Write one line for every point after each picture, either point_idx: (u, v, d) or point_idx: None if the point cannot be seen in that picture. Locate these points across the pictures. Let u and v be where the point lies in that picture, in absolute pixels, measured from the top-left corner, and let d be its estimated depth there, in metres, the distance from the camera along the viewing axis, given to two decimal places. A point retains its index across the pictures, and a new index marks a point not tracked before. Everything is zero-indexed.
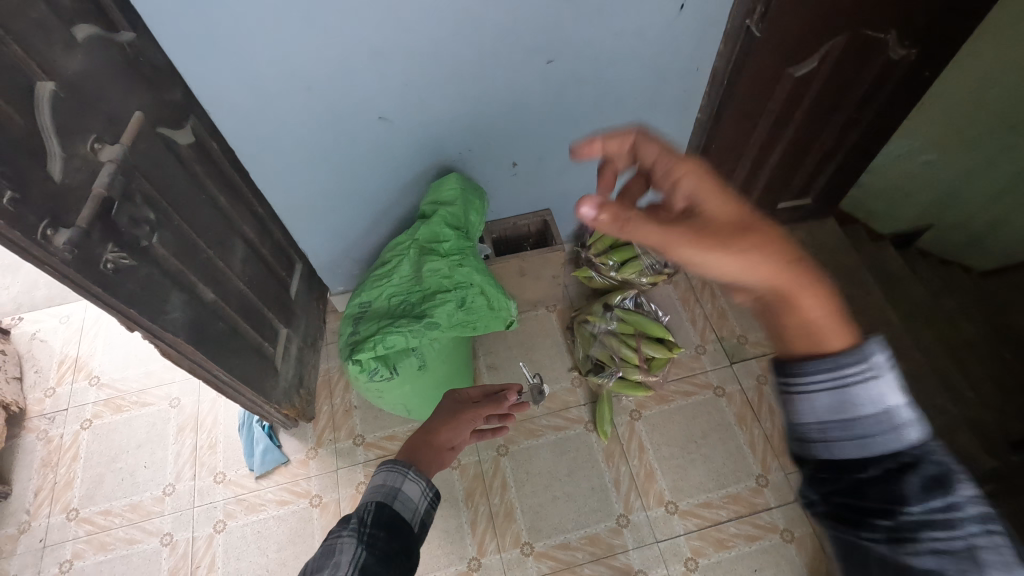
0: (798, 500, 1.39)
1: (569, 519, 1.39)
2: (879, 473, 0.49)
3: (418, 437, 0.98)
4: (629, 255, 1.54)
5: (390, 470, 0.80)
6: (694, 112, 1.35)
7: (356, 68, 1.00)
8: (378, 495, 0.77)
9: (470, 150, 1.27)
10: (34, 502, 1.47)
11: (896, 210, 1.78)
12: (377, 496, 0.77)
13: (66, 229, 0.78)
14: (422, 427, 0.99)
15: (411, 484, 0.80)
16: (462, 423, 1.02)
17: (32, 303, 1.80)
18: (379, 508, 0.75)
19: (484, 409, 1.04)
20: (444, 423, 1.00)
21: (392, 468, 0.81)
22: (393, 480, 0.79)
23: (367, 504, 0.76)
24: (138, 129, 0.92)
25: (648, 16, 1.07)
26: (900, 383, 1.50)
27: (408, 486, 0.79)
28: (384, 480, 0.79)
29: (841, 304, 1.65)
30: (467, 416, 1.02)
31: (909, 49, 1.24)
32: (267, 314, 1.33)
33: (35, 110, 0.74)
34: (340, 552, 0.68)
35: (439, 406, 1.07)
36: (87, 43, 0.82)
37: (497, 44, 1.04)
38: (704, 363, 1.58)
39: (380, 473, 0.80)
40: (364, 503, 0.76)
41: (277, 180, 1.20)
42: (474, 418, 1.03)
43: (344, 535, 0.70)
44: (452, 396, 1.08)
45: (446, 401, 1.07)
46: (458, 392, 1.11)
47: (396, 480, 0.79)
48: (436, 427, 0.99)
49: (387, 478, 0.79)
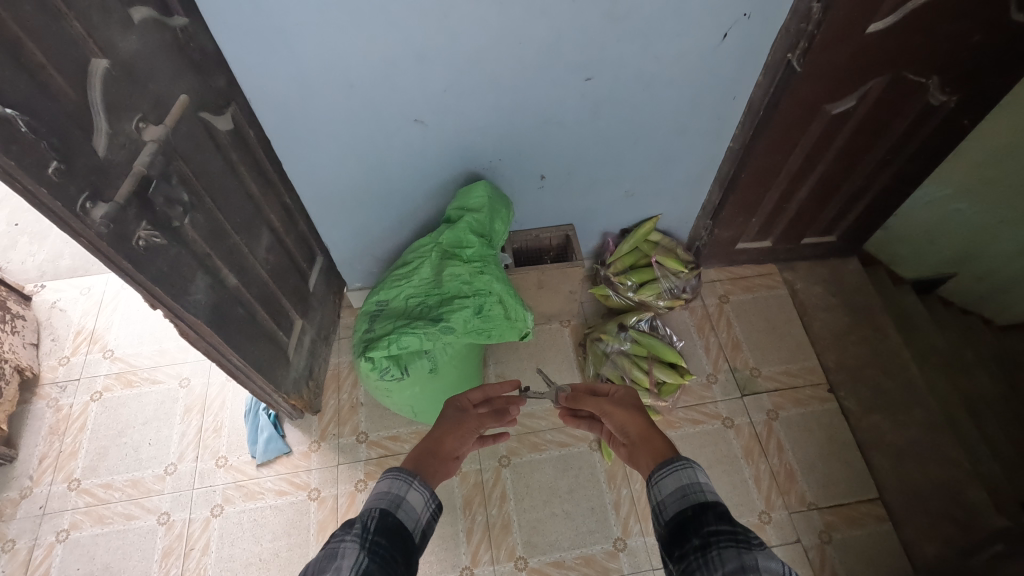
0: (800, 541, 1.36)
1: (566, 538, 1.37)
2: (735, 540, 0.65)
3: (426, 445, 0.96)
4: (648, 277, 1.56)
5: (395, 478, 0.81)
6: (725, 141, 1.35)
7: (398, 70, 1.02)
8: (382, 502, 0.77)
9: (501, 160, 1.28)
10: (38, 469, 1.48)
11: (921, 255, 1.76)
12: (381, 502, 0.77)
13: (104, 204, 0.79)
14: (429, 437, 0.97)
15: (415, 493, 0.81)
16: (466, 432, 1.01)
17: (54, 273, 1.82)
18: (382, 515, 0.75)
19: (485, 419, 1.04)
20: (450, 432, 0.99)
21: (397, 476, 0.81)
22: (398, 488, 0.80)
23: (371, 510, 0.75)
24: (182, 111, 0.94)
25: (691, 42, 1.08)
26: (912, 431, 1.48)
27: (413, 496, 0.80)
28: (388, 487, 0.80)
29: (858, 346, 1.63)
30: (472, 425, 1.02)
31: (948, 96, 1.23)
32: (285, 304, 1.34)
33: (88, 85, 0.76)
34: (344, 556, 0.67)
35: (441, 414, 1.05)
36: (143, 24, 0.84)
37: (539, 58, 1.05)
38: (714, 393, 1.57)
39: (386, 480, 0.80)
40: (368, 508, 0.76)
41: (308, 172, 1.21)
42: (476, 427, 1.03)
43: (347, 540, 0.69)
44: (453, 404, 1.06)
45: (447, 409, 1.05)
46: (458, 396, 1.09)
47: (402, 488, 0.80)
48: (442, 436, 0.98)
49: (392, 486, 0.80)
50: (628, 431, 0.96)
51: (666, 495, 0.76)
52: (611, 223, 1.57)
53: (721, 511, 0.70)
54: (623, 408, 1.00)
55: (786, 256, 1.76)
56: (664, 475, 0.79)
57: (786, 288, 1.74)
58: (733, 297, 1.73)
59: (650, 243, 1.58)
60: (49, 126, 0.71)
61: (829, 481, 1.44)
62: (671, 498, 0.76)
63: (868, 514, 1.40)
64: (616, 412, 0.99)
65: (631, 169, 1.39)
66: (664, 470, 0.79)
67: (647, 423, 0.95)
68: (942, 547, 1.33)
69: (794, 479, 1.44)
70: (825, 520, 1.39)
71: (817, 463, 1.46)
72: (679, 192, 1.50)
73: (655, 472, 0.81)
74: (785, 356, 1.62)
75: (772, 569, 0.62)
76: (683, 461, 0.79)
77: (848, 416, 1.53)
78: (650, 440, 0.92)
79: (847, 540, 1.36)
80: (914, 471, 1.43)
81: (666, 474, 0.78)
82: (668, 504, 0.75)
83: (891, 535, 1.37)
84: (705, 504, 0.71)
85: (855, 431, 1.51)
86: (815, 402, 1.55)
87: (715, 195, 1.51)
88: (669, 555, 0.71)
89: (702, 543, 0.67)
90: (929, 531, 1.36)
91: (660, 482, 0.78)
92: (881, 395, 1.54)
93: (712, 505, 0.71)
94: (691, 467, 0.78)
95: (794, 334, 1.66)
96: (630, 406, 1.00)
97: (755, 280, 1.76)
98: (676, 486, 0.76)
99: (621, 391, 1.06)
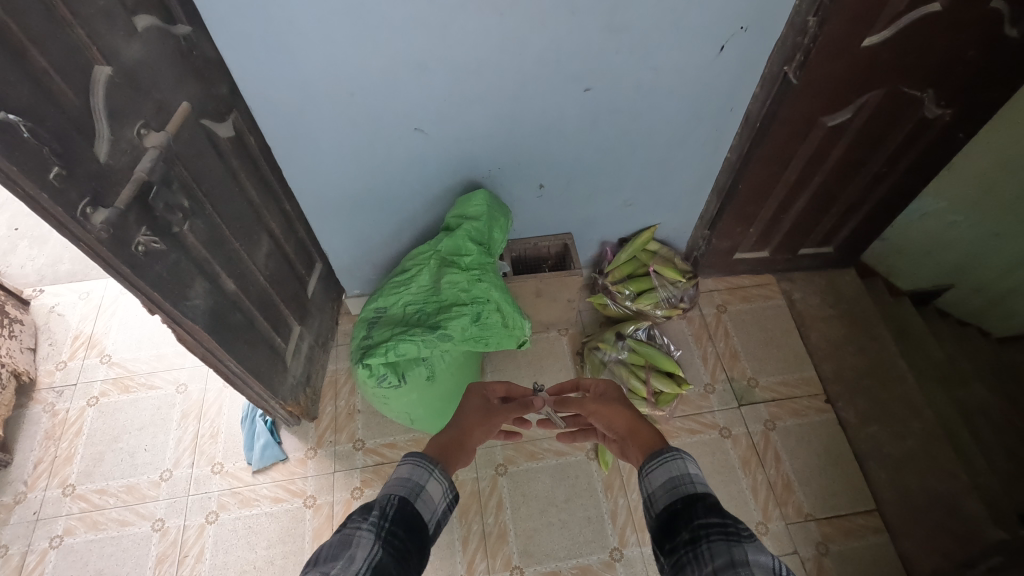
0: (797, 552, 1.36)
1: (562, 547, 1.37)
2: (722, 535, 0.64)
3: (452, 434, 0.96)
4: (645, 287, 1.57)
5: (417, 466, 0.81)
6: (723, 152, 1.37)
7: (398, 79, 1.03)
8: (401, 490, 0.77)
9: (500, 169, 1.29)
10: (32, 474, 1.48)
11: (918, 267, 1.78)
12: (400, 490, 0.77)
13: (105, 209, 0.80)
14: (457, 424, 0.98)
15: (434, 484, 0.81)
16: (489, 425, 1.01)
17: (53, 277, 1.83)
18: (400, 504, 0.75)
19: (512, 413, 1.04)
20: (477, 424, 1.00)
21: (419, 464, 0.81)
22: (418, 477, 0.80)
23: (390, 496, 0.75)
24: (184, 118, 0.94)
25: (689, 54, 1.09)
26: (909, 442, 1.48)
27: (431, 486, 0.80)
28: (409, 474, 0.80)
29: (855, 357, 1.63)
30: (497, 419, 1.02)
31: (943, 110, 1.25)
32: (283, 310, 1.35)
33: (91, 92, 0.76)
34: (358, 545, 0.67)
35: (462, 400, 1.05)
36: (146, 32, 0.85)
37: (538, 69, 1.06)
38: (712, 402, 1.57)
39: (407, 467, 0.80)
40: (387, 494, 0.76)
41: (309, 179, 1.22)
42: (500, 421, 1.03)
43: (363, 527, 0.69)
44: (481, 394, 1.05)
45: (472, 399, 1.05)
46: (486, 387, 1.08)
47: (422, 478, 0.79)
48: (468, 427, 0.98)
49: (412, 474, 0.80)
50: (616, 426, 0.96)
51: (657, 487, 0.77)
52: (609, 233, 1.58)
53: (711, 503, 0.69)
54: (608, 404, 0.99)
55: (784, 266, 1.76)
56: (654, 467, 0.79)
57: (783, 298, 1.75)
58: (730, 307, 1.73)
59: (648, 253, 1.59)
60: (51, 132, 0.71)
61: (826, 492, 1.43)
62: (662, 489, 0.76)
63: (866, 526, 1.39)
64: (601, 407, 0.99)
65: (629, 178, 1.39)
66: (654, 461, 0.80)
67: (633, 414, 0.95)
68: (940, 560, 1.33)
69: (791, 489, 1.44)
70: (823, 531, 1.38)
71: (814, 473, 1.46)
72: (677, 201, 1.51)
73: (646, 464, 0.81)
74: (783, 366, 1.63)
75: (762, 563, 0.61)
76: (673, 452, 0.79)
77: (845, 427, 1.53)
78: (636, 430, 0.92)
79: (844, 551, 1.36)
80: (910, 482, 1.43)
81: (656, 467, 0.78)
82: (659, 496, 0.76)
83: (887, 546, 1.37)
84: (694, 496, 0.71)
85: (852, 442, 1.50)
86: (813, 413, 1.55)
87: (713, 205, 1.52)
88: (660, 548, 0.71)
89: (691, 537, 0.67)
90: (927, 543, 1.35)
91: (651, 475, 0.79)
92: (878, 406, 1.54)
93: (702, 496, 0.71)
94: (682, 457, 0.78)
95: (792, 344, 1.67)
96: (614, 399, 0.99)
97: (753, 290, 1.76)
98: (666, 477, 0.77)
99: (602, 383, 1.04)
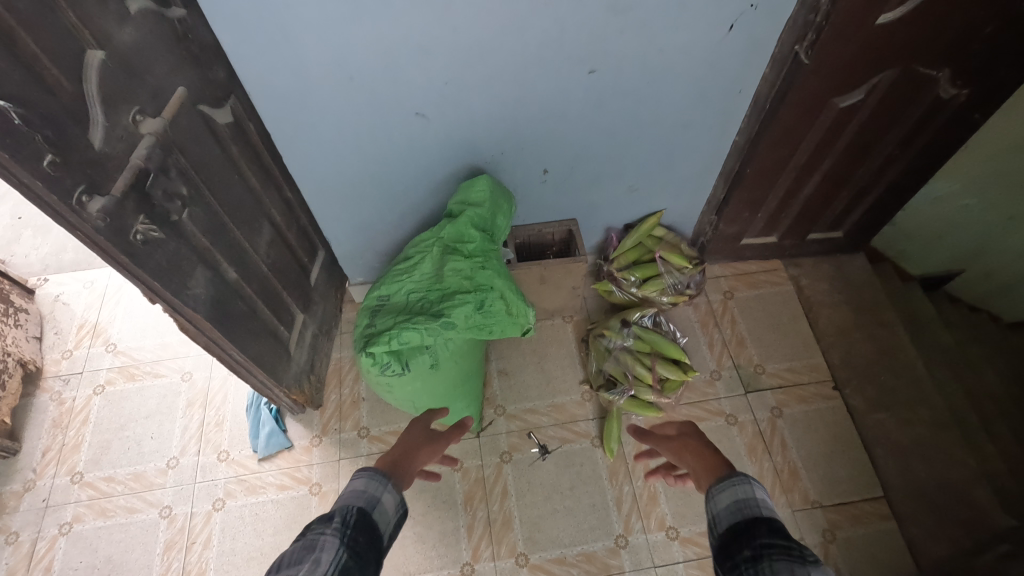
0: (804, 539, 1.35)
1: (567, 534, 1.37)
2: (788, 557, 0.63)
3: (395, 454, 0.94)
4: (651, 273, 1.54)
5: (372, 477, 0.80)
6: (732, 135, 1.34)
7: (400, 62, 1.00)
8: (359, 500, 0.77)
9: (503, 154, 1.26)
10: (41, 462, 1.49)
11: (930, 253, 1.75)
12: (358, 499, 0.77)
13: (101, 197, 0.79)
14: (399, 445, 0.96)
15: (390, 495, 0.80)
16: (435, 447, 0.99)
17: (57, 266, 1.83)
18: (359, 514, 0.74)
19: (454, 435, 1.04)
20: (423, 444, 0.98)
21: (375, 475, 0.81)
22: (375, 488, 0.79)
23: (347, 506, 0.75)
24: (180, 104, 0.92)
25: (697, 33, 1.06)
26: (918, 429, 1.47)
27: (387, 497, 0.80)
28: (365, 486, 0.79)
29: (863, 343, 1.61)
30: (444, 441, 1.01)
31: (960, 89, 1.21)
32: (286, 298, 1.34)
33: (84, 76, 0.75)
34: (322, 549, 0.67)
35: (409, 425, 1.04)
36: (139, 15, 0.83)
37: (542, 50, 1.03)
38: (718, 389, 1.55)
39: (362, 477, 0.80)
40: (345, 504, 0.75)
41: (309, 166, 1.20)
42: (444, 445, 1.02)
43: (327, 533, 0.69)
44: (424, 417, 1.05)
45: (416, 421, 1.04)
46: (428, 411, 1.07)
47: (379, 489, 0.79)
48: (413, 449, 0.96)
49: (368, 484, 0.79)
50: (685, 458, 0.93)
51: (720, 508, 0.76)
52: (614, 218, 1.56)
53: (775, 526, 0.69)
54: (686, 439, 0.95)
55: (792, 251, 1.74)
56: (719, 488, 0.78)
57: (791, 284, 1.72)
58: (737, 293, 1.71)
59: (654, 239, 1.56)
60: (43, 118, 0.70)
61: (834, 479, 1.43)
62: (725, 510, 0.76)
63: (873, 513, 1.38)
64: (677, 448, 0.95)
65: (635, 162, 1.37)
66: (719, 484, 0.79)
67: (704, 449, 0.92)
68: (948, 548, 1.32)
69: (798, 477, 1.43)
70: (829, 518, 1.38)
71: (821, 460, 1.45)
72: (684, 186, 1.48)
73: (711, 486, 0.80)
74: (790, 353, 1.61)
75: None
76: (739, 476, 0.78)
77: (853, 414, 1.51)
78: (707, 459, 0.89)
79: (851, 539, 1.35)
80: (920, 469, 1.42)
81: (721, 488, 0.78)
82: (721, 517, 0.75)
83: (894, 533, 1.36)
84: (759, 518, 0.71)
85: (859, 429, 1.49)
86: (820, 400, 1.53)
87: (720, 189, 1.49)
88: (720, 567, 0.70)
89: (752, 555, 0.66)
90: (935, 530, 1.34)
91: (716, 495, 0.78)
92: (887, 393, 1.53)
93: (767, 519, 0.70)
94: (749, 482, 0.77)
95: (799, 330, 1.65)
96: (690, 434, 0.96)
97: (760, 276, 1.74)
98: (731, 499, 0.76)
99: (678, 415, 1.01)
